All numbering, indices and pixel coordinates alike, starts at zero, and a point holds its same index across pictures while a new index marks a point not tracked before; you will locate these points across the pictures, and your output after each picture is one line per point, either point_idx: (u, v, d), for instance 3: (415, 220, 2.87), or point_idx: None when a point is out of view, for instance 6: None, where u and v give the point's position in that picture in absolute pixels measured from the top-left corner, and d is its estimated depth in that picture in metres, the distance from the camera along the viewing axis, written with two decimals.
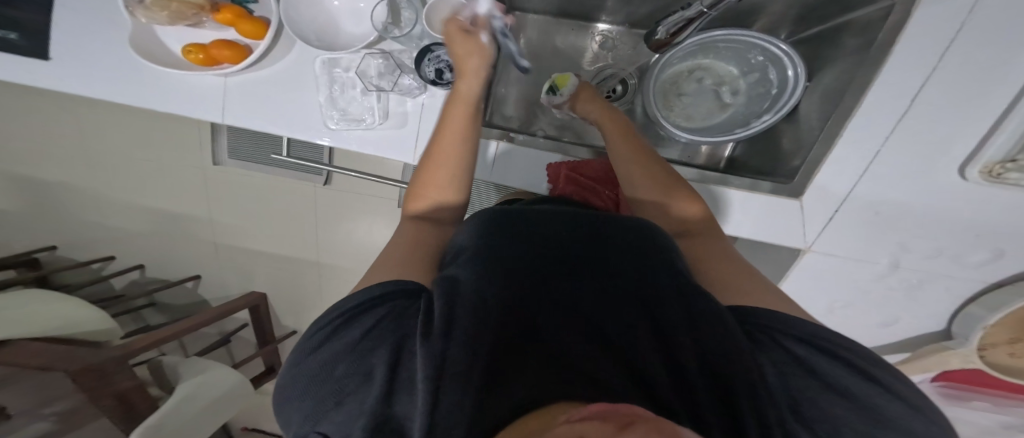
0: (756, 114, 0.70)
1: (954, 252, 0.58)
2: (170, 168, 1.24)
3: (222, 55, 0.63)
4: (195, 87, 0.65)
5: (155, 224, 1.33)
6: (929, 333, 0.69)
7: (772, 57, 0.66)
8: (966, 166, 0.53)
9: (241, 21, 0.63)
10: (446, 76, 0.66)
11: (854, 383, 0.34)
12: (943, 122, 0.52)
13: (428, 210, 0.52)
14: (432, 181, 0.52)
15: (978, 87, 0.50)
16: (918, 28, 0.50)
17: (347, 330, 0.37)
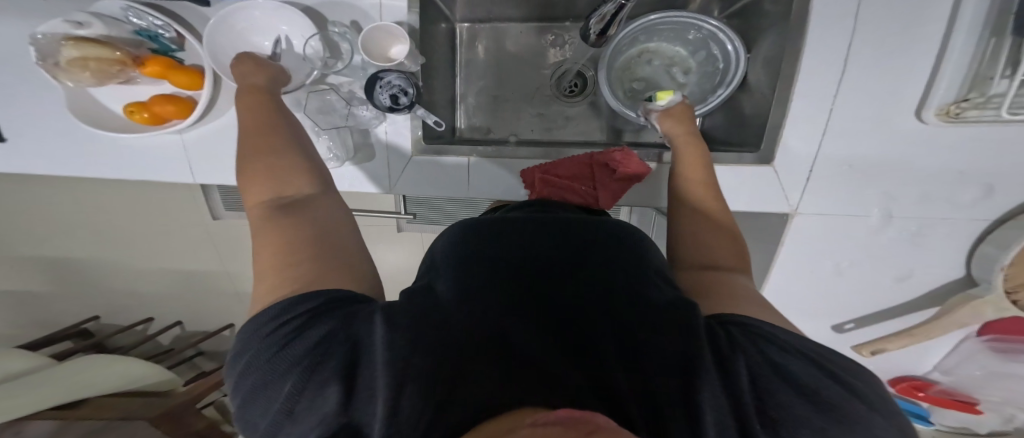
0: (710, 91, 0.68)
1: (943, 194, 0.53)
2: (175, 230, 1.30)
3: (166, 111, 0.64)
4: (161, 151, 0.70)
5: (184, 280, 1.43)
6: (951, 282, 0.61)
7: (712, 33, 0.64)
8: (921, 112, 0.50)
9: (171, 72, 0.63)
10: (402, 100, 0.69)
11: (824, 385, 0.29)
12: (884, 68, 0.50)
13: (278, 194, 0.46)
14: (268, 169, 0.48)
15: (902, 31, 0.48)
16: None
17: (302, 336, 0.34)
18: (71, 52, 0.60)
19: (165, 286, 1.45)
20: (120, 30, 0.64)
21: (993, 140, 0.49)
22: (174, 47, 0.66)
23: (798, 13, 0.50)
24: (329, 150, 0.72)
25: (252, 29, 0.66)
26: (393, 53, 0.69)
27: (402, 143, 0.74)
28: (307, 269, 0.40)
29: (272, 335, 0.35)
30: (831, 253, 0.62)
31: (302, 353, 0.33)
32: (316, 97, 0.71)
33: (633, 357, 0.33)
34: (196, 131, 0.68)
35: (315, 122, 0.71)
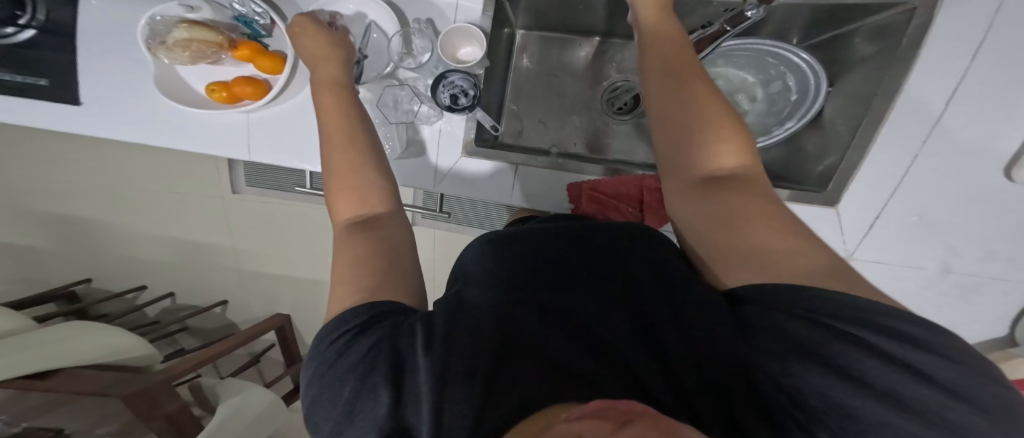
0: (778, 121, 0.69)
1: (1007, 254, 0.54)
2: (200, 198, 1.38)
3: (244, 92, 0.63)
4: (220, 126, 0.67)
5: (194, 250, 1.48)
6: (986, 339, 0.61)
7: (793, 65, 0.66)
8: (1012, 169, 0.51)
9: (258, 56, 0.62)
10: (461, 102, 0.69)
11: (882, 378, 0.27)
12: (981, 123, 0.51)
13: (361, 210, 0.45)
14: (345, 178, 0.47)
15: (1010, 87, 0.50)
16: (945, 30, 0.50)
17: (352, 348, 0.34)
18: (180, 33, 0.60)
19: (179, 252, 1.48)
20: (221, 14, 0.64)
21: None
22: (265, 33, 0.65)
23: (906, 51, 0.52)
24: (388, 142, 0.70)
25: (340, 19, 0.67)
26: (461, 55, 0.70)
27: (454, 143, 0.72)
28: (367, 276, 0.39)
29: (327, 351, 0.35)
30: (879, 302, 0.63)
31: (355, 361, 0.33)
32: (386, 91, 0.70)
33: (673, 367, 0.32)
34: (265, 112, 0.66)
35: (381, 113, 0.70)
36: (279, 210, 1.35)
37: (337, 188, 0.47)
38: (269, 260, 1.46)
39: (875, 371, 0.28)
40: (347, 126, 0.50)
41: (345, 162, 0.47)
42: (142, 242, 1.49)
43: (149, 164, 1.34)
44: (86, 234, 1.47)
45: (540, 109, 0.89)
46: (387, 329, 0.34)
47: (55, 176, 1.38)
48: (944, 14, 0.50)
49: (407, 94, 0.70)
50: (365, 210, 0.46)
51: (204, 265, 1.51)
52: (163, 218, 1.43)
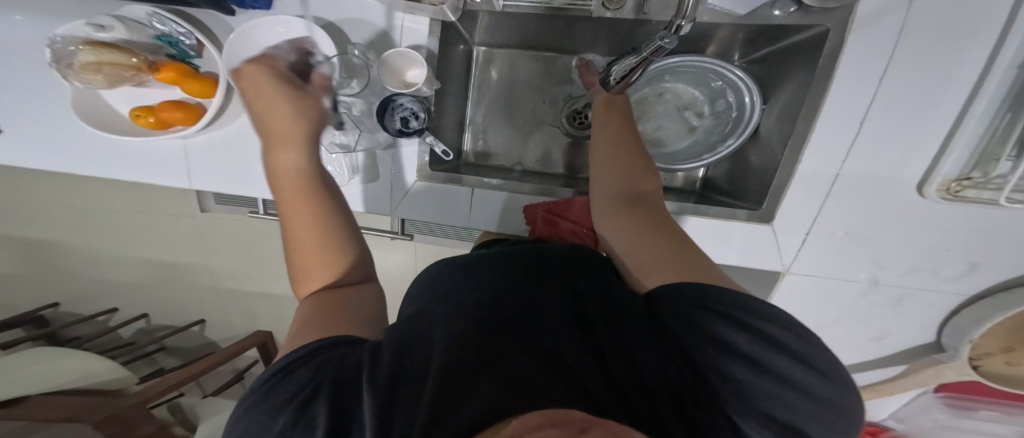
0: (721, 138, 0.69)
1: (929, 267, 0.56)
2: (167, 218, 1.34)
3: (174, 117, 0.64)
4: (159, 153, 0.69)
5: (166, 270, 1.46)
6: (916, 345, 0.65)
7: (731, 82, 0.65)
8: (922, 186, 0.52)
9: (185, 79, 0.63)
10: (412, 124, 0.67)
11: (779, 375, 0.30)
12: (893, 142, 0.52)
13: (328, 277, 0.43)
14: (311, 237, 0.44)
15: (920, 107, 0.51)
16: (854, 53, 0.51)
17: (285, 381, 0.31)
18: (87, 56, 0.60)
19: (151, 271, 1.47)
20: (141, 34, 0.64)
21: (985, 228, 0.52)
22: (192, 53, 0.66)
23: (822, 72, 0.53)
24: (338, 167, 0.69)
25: (273, 45, 0.64)
26: (409, 78, 0.65)
27: (407, 167, 0.70)
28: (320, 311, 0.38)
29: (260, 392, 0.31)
30: (817, 311, 0.64)
31: (291, 393, 0.30)
32: None
33: (623, 378, 0.30)
34: (201, 137, 0.68)
35: (324, 140, 0.67)
36: (251, 228, 1.33)
37: (300, 248, 0.44)
38: (244, 279, 1.45)
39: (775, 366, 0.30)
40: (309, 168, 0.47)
41: (304, 216, 0.44)
42: (110, 263, 1.46)
43: (111, 185, 1.31)
44: (52, 257, 1.43)
45: (503, 126, 0.87)
46: (334, 358, 0.32)
47: (9, 201, 1.33)
48: (854, 39, 0.50)
49: (343, 121, 0.68)
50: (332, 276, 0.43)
51: (179, 285, 1.49)
52: (131, 239, 1.40)
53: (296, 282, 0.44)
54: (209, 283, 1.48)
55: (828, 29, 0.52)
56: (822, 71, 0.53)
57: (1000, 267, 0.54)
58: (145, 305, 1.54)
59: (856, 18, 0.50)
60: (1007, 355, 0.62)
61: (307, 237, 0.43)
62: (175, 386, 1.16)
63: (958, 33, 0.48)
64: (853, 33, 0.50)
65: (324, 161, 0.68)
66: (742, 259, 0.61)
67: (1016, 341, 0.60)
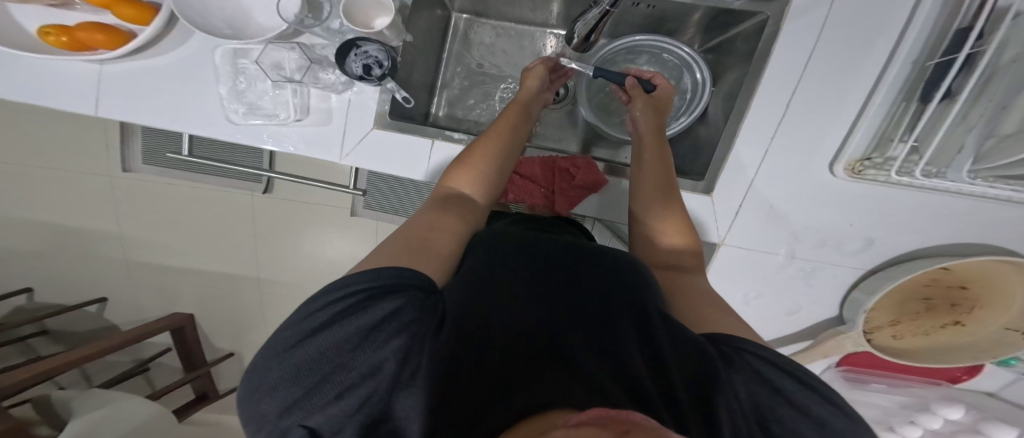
0: (675, 116, 0.73)
1: (835, 241, 0.63)
2: (72, 175, 1.17)
3: (95, 40, 0.59)
4: (63, 74, 0.62)
5: (62, 236, 1.26)
6: (825, 320, 0.72)
7: (686, 62, 0.71)
8: (834, 165, 0.59)
9: (118, 3, 0.58)
10: (375, 72, 0.62)
11: (823, 412, 0.33)
12: (813, 125, 0.59)
13: (463, 186, 0.55)
14: (468, 169, 0.56)
15: (834, 93, 0.58)
16: (787, 41, 0.58)
17: (352, 317, 0.35)
18: None
19: (47, 237, 1.27)
20: None
21: (878, 206, 0.60)
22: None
23: (760, 58, 0.59)
24: (282, 106, 0.63)
25: None
26: (375, 24, 0.63)
27: (365, 114, 0.65)
28: (429, 245, 0.44)
29: (315, 313, 0.36)
30: (744, 285, 0.70)
31: (359, 331, 0.34)
32: (271, 51, 0.62)
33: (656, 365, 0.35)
34: (120, 65, 0.63)
35: (271, 74, 0.63)
36: (179, 192, 1.19)
37: (459, 166, 0.57)
38: (167, 252, 1.29)
39: (813, 403, 0.34)
40: (506, 129, 0.61)
41: (484, 145, 0.59)
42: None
43: (10, 130, 1.13)
44: None
45: (477, 96, 0.83)
46: (399, 311, 0.35)
47: None
48: (789, 26, 0.57)
49: (297, 59, 0.63)
50: (464, 187, 0.55)
51: (82, 256, 1.30)
52: (26, 196, 1.21)
53: (444, 200, 0.53)
54: (121, 254, 1.30)
55: (768, 16, 0.59)
56: (761, 55, 0.59)
57: (891, 243, 0.62)
58: (38, 276, 1.32)
59: (791, 8, 0.57)
60: (895, 328, 0.70)
61: (480, 168, 0.57)
62: (47, 374, 0.97)
63: (871, 26, 0.55)
64: (786, 20, 0.57)
65: (266, 96, 0.64)
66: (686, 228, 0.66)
67: (902, 315, 0.68)
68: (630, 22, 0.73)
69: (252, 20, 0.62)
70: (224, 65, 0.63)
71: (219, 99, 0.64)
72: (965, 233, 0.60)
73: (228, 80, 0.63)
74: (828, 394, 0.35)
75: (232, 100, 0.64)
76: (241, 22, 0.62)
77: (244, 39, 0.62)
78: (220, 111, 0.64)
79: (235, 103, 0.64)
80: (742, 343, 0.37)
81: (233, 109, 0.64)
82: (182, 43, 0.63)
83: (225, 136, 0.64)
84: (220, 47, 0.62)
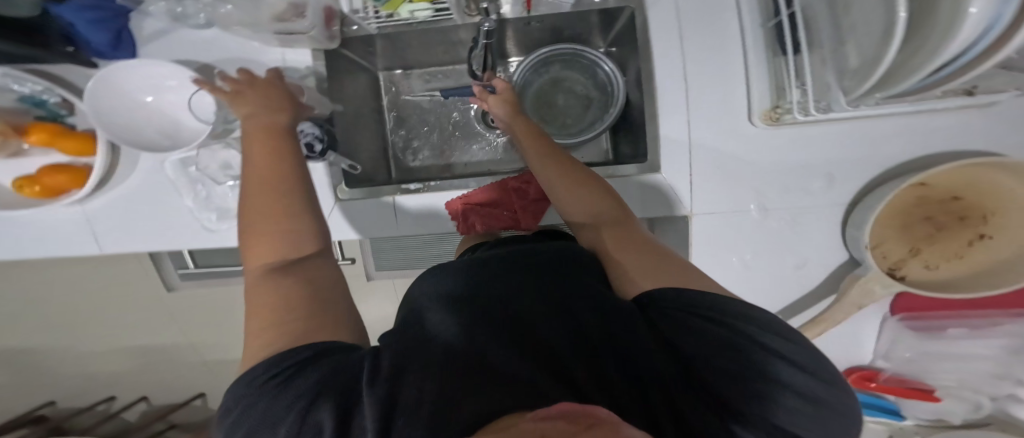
0: (605, 110, 0.73)
1: (796, 185, 0.59)
2: (137, 302, 1.36)
3: (60, 181, 0.67)
4: (61, 225, 0.71)
5: (145, 355, 1.46)
6: (839, 266, 0.62)
7: (593, 61, 0.73)
8: (752, 116, 0.59)
9: (60, 139, 0.65)
10: (318, 148, 0.67)
11: (788, 372, 0.32)
12: (719, 85, 0.59)
13: (276, 253, 0.42)
14: (262, 237, 0.43)
15: (721, 56, 0.59)
16: (658, 25, 0.60)
17: (282, 391, 0.30)
18: None
19: (133, 358, 1.47)
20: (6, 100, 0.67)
21: (818, 139, 0.58)
22: (64, 111, 0.69)
23: (643, 43, 0.61)
24: None
25: (139, 84, 0.65)
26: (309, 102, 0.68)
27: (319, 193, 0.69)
28: (283, 316, 0.36)
29: (246, 399, 0.31)
30: (731, 251, 0.63)
31: (290, 401, 0.30)
32: (217, 155, 0.68)
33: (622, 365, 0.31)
34: (97, 201, 0.70)
35: (223, 177, 0.69)
36: (218, 295, 1.33)
37: (251, 239, 0.43)
38: (223, 345, 1.43)
39: (779, 365, 0.32)
40: (270, 167, 0.48)
41: (254, 202, 0.45)
42: (90, 358, 1.46)
43: (69, 279, 1.31)
44: (36, 365, 1.45)
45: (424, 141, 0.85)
46: (330, 370, 0.31)
47: None
48: (652, 15, 0.60)
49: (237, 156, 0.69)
50: (282, 252, 0.42)
51: (161, 362, 1.48)
52: (107, 329, 1.41)
53: (265, 277, 0.40)
54: (193, 359, 1.47)
55: (633, 8, 0.62)
56: (643, 40, 0.61)
57: (854, 176, 0.58)
58: (132, 389, 1.51)
59: None
60: (920, 256, 0.58)
61: (273, 231, 0.43)
62: None
63: (717, 1, 0.59)
64: (648, 9, 0.60)
65: (227, 197, 0.69)
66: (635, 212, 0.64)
67: (916, 240, 0.58)
68: (530, 39, 0.74)
69: (181, 122, 0.67)
70: (180, 178, 0.69)
71: (190, 211, 0.70)
72: (926, 142, 0.56)
73: (189, 191, 0.69)
74: (795, 347, 0.33)
75: (201, 209, 0.70)
76: (172, 129, 0.67)
77: (181, 147, 0.67)
78: (196, 222, 0.70)
79: (204, 212, 0.70)
80: (685, 303, 0.36)
81: (206, 218, 0.70)
82: (134, 165, 0.68)
83: (208, 243, 0.71)
84: (168, 160, 0.68)
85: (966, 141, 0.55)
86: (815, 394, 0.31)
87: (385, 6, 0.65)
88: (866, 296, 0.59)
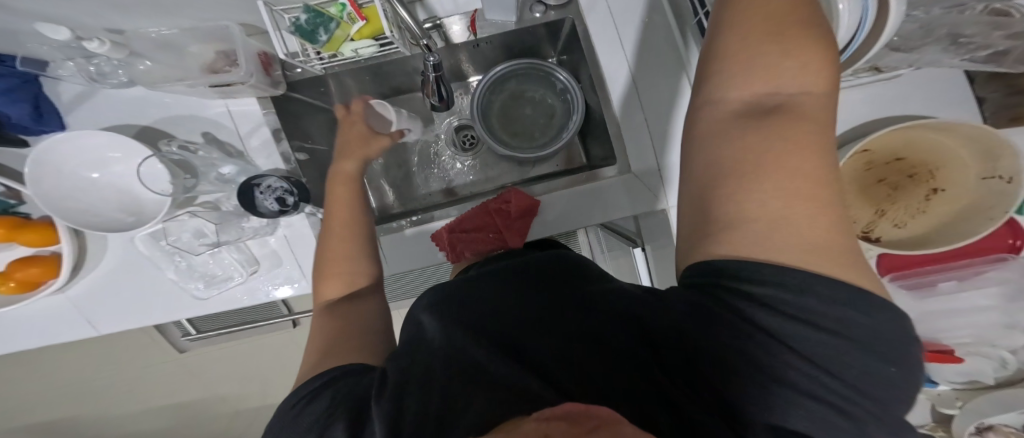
0: (568, 116, 0.76)
1: None
2: (143, 369, 1.36)
3: (31, 274, 0.66)
4: (43, 315, 0.70)
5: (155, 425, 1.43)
6: None
7: (549, 71, 0.76)
8: None
9: (20, 232, 0.66)
10: (290, 200, 0.67)
11: (844, 360, 0.27)
12: (662, 81, 0.64)
13: (345, 285, 0.51)
14: (337, 271, 0.52)
15: (658, 56, 0.65)
16: (597, 35, 0.66)
17: (305, 412, 0.34)
18: None
19: (145, 428, 1.45)
20: None
21: None
22: (12, 201, 0.69)
23: (589, 53, 0.67)
24: (232, 268, 0.70)
25: (87, 163, 0.65)
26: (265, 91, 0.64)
27: (304, 242, 0.70)
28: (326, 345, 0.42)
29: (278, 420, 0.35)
30: None
31: (310, 421, 0.33)
32: (191, 223, 0.70)
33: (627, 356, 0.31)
34: (75, 286, 0.69)
35: (203, 243, 0.70)
36: (230, 348, 1.36)
37: (327, 270, 0.53)
38: (238, 400, 1.43)
39: (830, 351, 0.27)
40: (344, 206, 0.58)
41: (333, 237, 0.55)
42: (101, 435, 1.43)
43: (77, 355, 1.33)
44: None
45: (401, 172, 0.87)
46: (341, 393, 0.34)
47: None
48: (591, 26, 0.66)
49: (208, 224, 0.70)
50: (348, 285, 0.51)
51: (173, 436, 1.44)
52: (112, 403, 1.38)
53: (331, 308, 0.48)
54: (206, 420, 1.45)
55: (572, 19, 0.68)
56: (589, 52, 0.67)
57: None
58: None
59: (582, 8, 0.67)
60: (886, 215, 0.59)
61: (343, 264, 0.53)
62: None
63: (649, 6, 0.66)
64: (585, 18, 0.67)
65: (212, 264, 0.70)
66: (620, 213, 0.68)
67: (879, 202, 0.59)
68: (485, 58, 0.77)
69: (136, 194, 0.67)
70: (157, 253, 0.69)
71: (173, 283, 0.70)
72: (856, 110, 0.61)
73: (169, 263, 0.69)
74: (860, 330, 0.27)
75: (184, 279, 0.70)
76: (130, 201, 0.67)
77: (145, 220, 0.66)
78: (181, 293, 0.70)
79: (189, 282, 0.70)
80: (737, 278, 0.30)
81: (192, 287, 0.70)
82: (106, 247, 0.70)
83: (195, 312, 0.70)
84: (138, 237, 0.69)
85: (892, 103, 0.60)
86: (869, 379, 0.26)
87: (327, 46, 0.63)
88: None
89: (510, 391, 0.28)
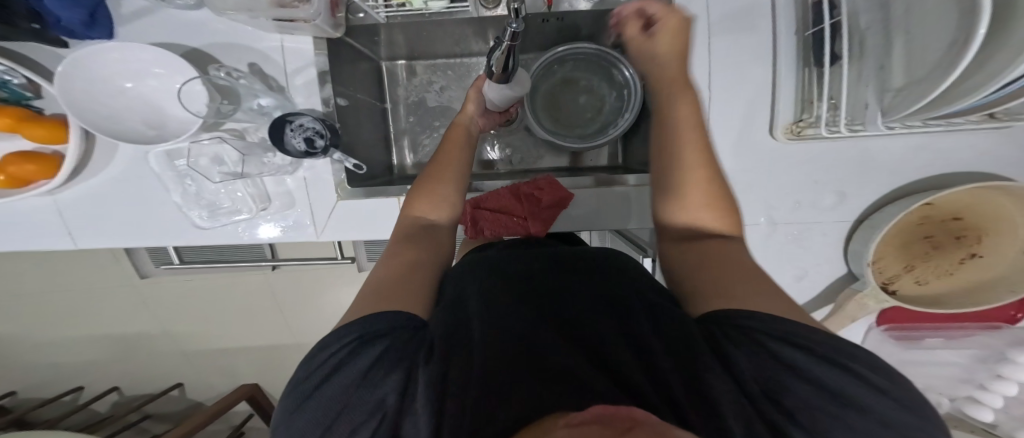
0: (620, 113, 0.74)
1: (809, 201, 0.60)
2: (116, 288, 1.30)
3: (26, 171, 0.60)
4: (31, 215, 0.65)
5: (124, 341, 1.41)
6: (837, 278, 0.64)
7: (614, 61, 0.72)
8: (773, 130, 0.57)
9: (25, 125, 0.59)
10: (319, 143, 0.62)
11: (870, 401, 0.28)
12: (740, 96, 0.58)
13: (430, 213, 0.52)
14: (433, 196, 0.53)
15: (747, 61, 0.57)
16: (685, 29, 0.58)
17: (350, 365, 0.33)
18: None
19: (111, 345, 1.41)
20: None
21: (834, 160, 0.58)
22: (29, 93, 0.62)
23: None
24: (240, 201, 0.66)
25: (119, 70, 0.60)
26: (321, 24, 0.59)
27: (324, 185, 0.66)
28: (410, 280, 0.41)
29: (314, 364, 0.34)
30: None
31: (357, 376, 0.32)
32: (201, 147, 0.63)
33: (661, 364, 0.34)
34: (70, 191, 0.64)
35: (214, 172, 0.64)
36: (210, 282, 1.31)
37: (422, 190, 0.53)
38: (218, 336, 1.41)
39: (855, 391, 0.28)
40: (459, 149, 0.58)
41: (442, 167, 0.56)
42: (66, 345, 1.40)
43: (49, 261, 1.26)
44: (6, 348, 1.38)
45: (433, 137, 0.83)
46: (391, 348, 0.34)
47: None
48: (680, 17, 0.58)
49: (231, 150, 0.64)
50: (433, 214, 0.52)
51: (145, 352, 1.43)
52: (83, 314, 1.35)
53: (413, 232, 0.49)
54: (178, 347, 1.43)
55: None
56: None
57: (864, 193, 0.59)
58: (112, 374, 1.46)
59: None
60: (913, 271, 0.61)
61: (441, 193, 0.53)
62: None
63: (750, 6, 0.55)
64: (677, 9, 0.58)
65: (218, 194, 0.65)
66: None
67: (913, 258, 0.60)
68: (544, 34, 0.72)
69: (165, 112, 0.62)
70: (165, 171, 0.64)
71: (177, 207, 0.66)
72: (936, 164, 0.57)
73: (176, 185, 0.65)
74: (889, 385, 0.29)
75: (189, 203, 0.65)
76: (158, 119, 0.62)
77: (169, 138, 0.62)
78: (184, 217, 0.66)
79: (194, 207, 0.66)
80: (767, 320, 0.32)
81: (195, 214, 0.66)
82: (111, 156, 0.63)
83: (199, 238, 0.67)
84: (152, 152, 0.63)
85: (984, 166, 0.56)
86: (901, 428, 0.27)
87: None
88: (860, 309, 0.61)
89: (555, 380, 0.30)
